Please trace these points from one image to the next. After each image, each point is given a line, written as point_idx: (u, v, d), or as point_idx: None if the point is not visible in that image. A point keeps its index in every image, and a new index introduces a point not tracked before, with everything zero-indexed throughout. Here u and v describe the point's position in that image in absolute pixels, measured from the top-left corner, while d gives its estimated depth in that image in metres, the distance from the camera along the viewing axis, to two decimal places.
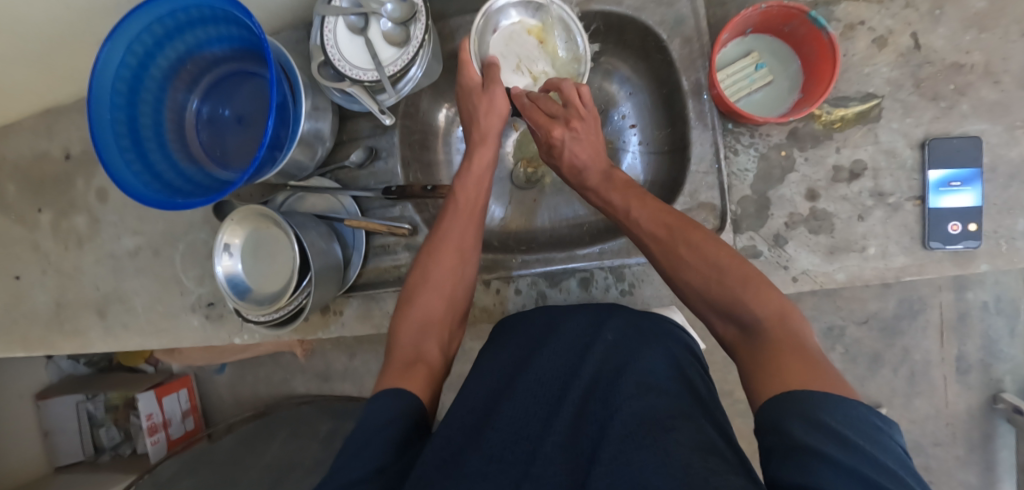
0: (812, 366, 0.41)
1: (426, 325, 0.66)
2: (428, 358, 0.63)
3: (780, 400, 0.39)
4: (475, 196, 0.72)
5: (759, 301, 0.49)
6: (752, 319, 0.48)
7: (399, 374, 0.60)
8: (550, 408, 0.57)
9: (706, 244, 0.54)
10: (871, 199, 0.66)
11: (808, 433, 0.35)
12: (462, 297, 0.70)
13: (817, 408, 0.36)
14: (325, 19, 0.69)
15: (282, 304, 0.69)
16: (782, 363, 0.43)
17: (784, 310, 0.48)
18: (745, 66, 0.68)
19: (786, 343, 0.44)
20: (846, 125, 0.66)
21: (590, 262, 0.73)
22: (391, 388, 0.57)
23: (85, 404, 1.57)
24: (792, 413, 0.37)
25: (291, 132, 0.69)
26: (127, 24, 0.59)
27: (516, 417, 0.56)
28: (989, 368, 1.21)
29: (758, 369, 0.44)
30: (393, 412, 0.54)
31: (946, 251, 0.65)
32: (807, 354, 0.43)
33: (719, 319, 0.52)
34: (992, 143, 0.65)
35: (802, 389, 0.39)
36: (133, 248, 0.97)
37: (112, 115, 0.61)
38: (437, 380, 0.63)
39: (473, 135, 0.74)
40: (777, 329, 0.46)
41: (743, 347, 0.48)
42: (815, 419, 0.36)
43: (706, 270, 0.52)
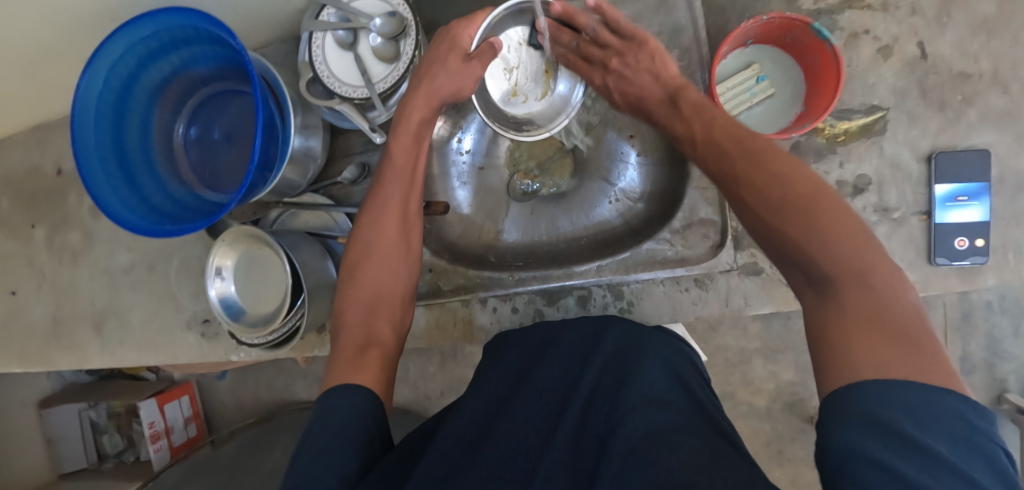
0: (892, 340, 0.34)
1: (374, 303, 0.66)
2: (381, 339, 0.64)
3: (842, 393, 0.33)
4: (413, 160, 0.68)
5: (840, 245, 0.39)
6: (826, 268, 0.39)
7: (352, 363, 0.59)
8: (552, 422, 0.56)
9: (781, 175, 0.44)
10: (875, 214, 0.64)
11: (869, 439, 0.29)
12: (410, 268, 0.70)
13: (882, 405, 0.30)
14: (312, 35, 0.67)
15: (275, 327, 0.68)
16: (861, 333, 0.35)
17: (870, 261, 0.39)
18: (745, 79, 0.66)
19: (865, 306, 0.37)
20: (850, 138, 0.64)
21: (587, 279, 0.72)
22: (346, 382, 0.56)
23: (87, 411, 1.55)
24: (853, 413, 0.31)
25: (280, 151, 0.67)
26: (110, 46, 0.57)
27: (515, 432, 0.55)
28: (993, 367, 1.20)
29: (827, 327, 0.38)
30: (346, 414, 0.52)
31: (952, 266, 0.63)
32: (899, 326, 0.35)
33: (787, 269, 0.44)
34: (1000, 155, 0.63)
35: (874, 377, 0.33)
36: (127, 264, 0.96)
37: (97, 140, 0.60)
38: (391, 356, 0.64)
39: (419, 89, 0.64)
40: (854, 282, 0.38)
41: (817, 295, 0.40)
42: (884, 420, 0.29)
43: (782, 198, 0.43)
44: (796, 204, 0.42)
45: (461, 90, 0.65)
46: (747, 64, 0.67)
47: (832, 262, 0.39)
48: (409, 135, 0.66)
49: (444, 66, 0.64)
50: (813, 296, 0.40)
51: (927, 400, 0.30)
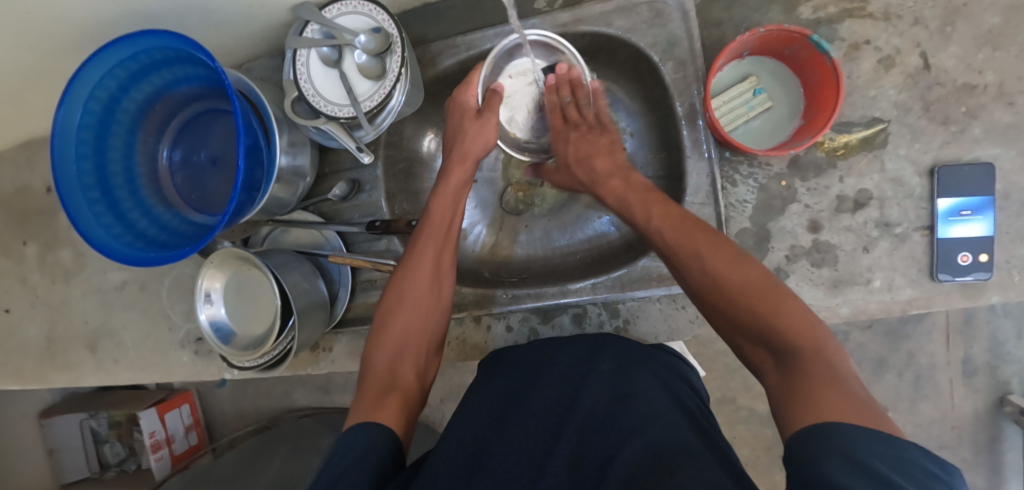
0: (849, 400, 0.38)
1: (401, 349, 0.65)
2: (404, 382, 0.62)
3: (811, 434, 0.36)
4: (450, 216, 0.70)
5: (794, 328, 0.44)
6: (786, 346, 0.44)
7: (372, 405, 0.57)
8: (546, 445, 0.54)
9: (728, 263, 0.50)
10: (876, 230, 0.63)
11: (841, 470, 0.30)
12: (439, 317, 0.68)
13: (850, 444, 0.33)
14: (297, 52, 0.65)
15: (266, 350, 0.67)
16: (819, 395, 0.39)
17: (820, 336, 0.44)
18: (742, 90, 0.64)
19: (824, 374, 0.40)
20: (850, 152, 0.63)
21: (582, 297, 0.70)
22: (365, 421, 0.54)
23: (89, 420, 1.54)
24: (827, 449, 0.33)
25: (267, 172, 0.66)
26: (88, 70, 0.56)
27: (509, 455, 0.53)
28: (996, 370, 1.18)
29: (791, 399, 0.41)
30: (360, 444, 0.51)
31: (955, 283, 0.62)
32: (855, 390, 0.39)
33: (753, 347, 0.48)
34: (1005, 170, 0.61)
35: (840, 423, 0.36)
36: (119, 283, 0.96)
37: (78, 167, 0.58)
38: (414, 406, 0.61)
39: (453, 156, 0.71)
40: (814, 354, 0.42)
41: (776, 372, 0.45)
42: (858, 459, 0.31)
43: (727, 287, 0.49)
44: (744, 289, 0.48)
45: (487, 145, 0.70)
46: (745, 76, 0.65)
47: (789, 338, 0.44)
48: (447, 196, 0.70)
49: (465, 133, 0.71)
50: (780, 374, 0.44)
51: (890, 447, 0.33)
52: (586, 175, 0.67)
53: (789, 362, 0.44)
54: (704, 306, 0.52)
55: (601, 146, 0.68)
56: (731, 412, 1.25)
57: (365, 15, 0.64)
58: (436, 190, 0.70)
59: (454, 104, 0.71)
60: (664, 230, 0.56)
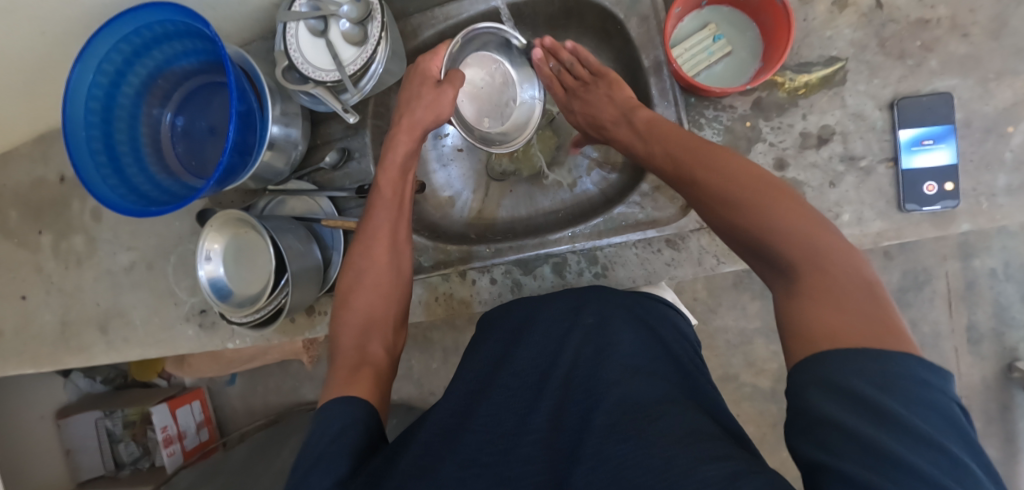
0: (851, 311, 0.38)
1: (368, 327, 0.68)
2: (373, 358, 0.64)
3: (816, 361, 0.37)
4: (400, 188, 0.73)
5: (792, 240, 0.44)
6: (783, 259, 0.45)
7: (345, 380, 0.60)
8: (528, 402, 0.56)
9: (726, 181, 0.50)
10: (842, 165, 0.64)
11: (829, 398, 0.34)
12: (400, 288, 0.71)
13: (848, 373, 0.34)
14: (285, 25, 0.70)
15: (261, 306, 0.71)
16: (817, 313, 0.40)
17: (827, 245, 0.43)
18: (700, 37, 0.67)
19: (822, 285, 0.41)
20: (811, 91, 0.65)
21: (562, 246, 0.73)
22: (341, 396, 0.56)
23: (104, 420, 1.57)
24: (817, 380, 0.35)
25: (259, 137, 0.71)
26: (95, 45, 0.61)
27: (491, 415, 0.55)
28: (1002, 336, 1.17)
29: (789, 307, 0.42)
30: (333, 428, 0.52)
31: (923, 212, 0.63)
32: (854, 302, 0.39)
33: (753, 256, 0.49)
34: (965, 99, 0.63)
35: (831, 350, 0.37)
36: (128, 264, 1.01)
37: (87, 134, 0.64)
38: (387, 374, 0.64)
39: (400, 126, 0.73)
40: (812, 267, 0.42)
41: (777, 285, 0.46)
42: (852, 388, 0.34)
43: (727, 202, 0.49)
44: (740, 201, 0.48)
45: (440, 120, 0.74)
46: (704, 26, 0.68)
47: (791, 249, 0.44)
48: (394, 168, 0.73)
49: (421, 100, 0.74)
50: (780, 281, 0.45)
51: (879, 362, 0.34)
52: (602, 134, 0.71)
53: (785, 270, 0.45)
54: (703, 214, 0.53)
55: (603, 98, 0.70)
56: (734, 388, 1.29)
57: None
58: (383, 163, 0.73)
59: (415, 70, 0.73)
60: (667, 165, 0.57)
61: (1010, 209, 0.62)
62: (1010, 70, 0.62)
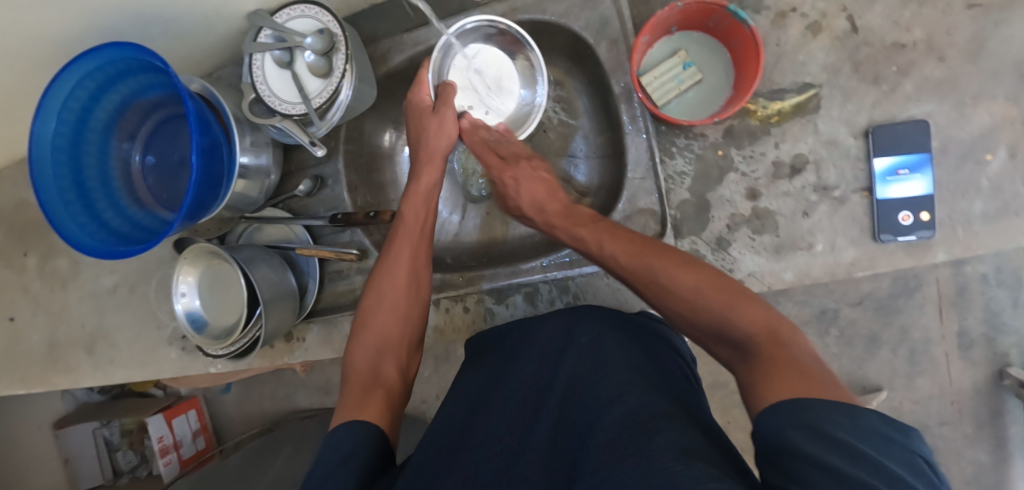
0: (810, 371, 0.39)
1: (383, 346, 0.66)
2: (386, 380, 0.62)
3: (785, 405, 0.36)
4: (423, 215, 0.72)
5: (743, 316, 0.47)
6: (739, 336, 0.46)
7: (357, 405, 0.57)
8: (528, 422, 0.55)
9: (682, 268, 0.53)
10: (815, 194, 0.63)
11: (807, 439, 0.33)
12: (417, 314, 0.70)
13: (823, 418, 0.34)
14: (252, 56, 0.69)
15: (235, 338, 0.71)
16: (776, 371, 0.40)
17: (772, 321, 0.46)
18: (671, 65, 0.66)
19: (777, 351, 0.42)
20: (784, 118, 0.64)
21: (533, 275, 0.73)
22: (351, 418, 0.55)
23: (101, 430, 1.58)
24: (795, 422, 0.35)
25: (228, 168, 0.69)
26: (59, 83, 0.60)
27: (494, 434, 0.54)
28: (993, 342, 1.14)
29: (752, 375, 0.42)
30: (348, 443, 0.51)
31: (898, 243, 0.61)
32: (805, 365, 0.40)
33: (714, 342, 0.49)
34: (941, 125, 0.61)
35: (797, 397, 0.37)
36: (111, 286, 1.01)
37: (54, 172, 0.63)
38: (399, 397, 0.62)
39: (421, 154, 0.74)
40: (765, 338, 0.44)
41: (736, 364, 0.46)
42: (820, 429, 0.33)
43: (682, 292, 0.52)
44: (689, 296, 0.51)
45: (451, 142, 0.73)
46: (675, 52, 0.67)
47: (741, 326, 0.46)
48: (418, 196, 0.72)
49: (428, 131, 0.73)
50: (740, 361, 0.45)
51: (851, 415, 0.34)
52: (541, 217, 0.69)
53: (743, 348, 0.45)
54: (658, 301, 0.55)
55: (541, 184, 0.70)
56: (723, 394, 1.28)
57: (311, 18, 0.68)
58: (410, 190, 0.73)
59: (410, 105, 0.74)
60: (619, 256, 0.59)
61: (987, 237, 0.60)
62: (987, 93, 0.60)
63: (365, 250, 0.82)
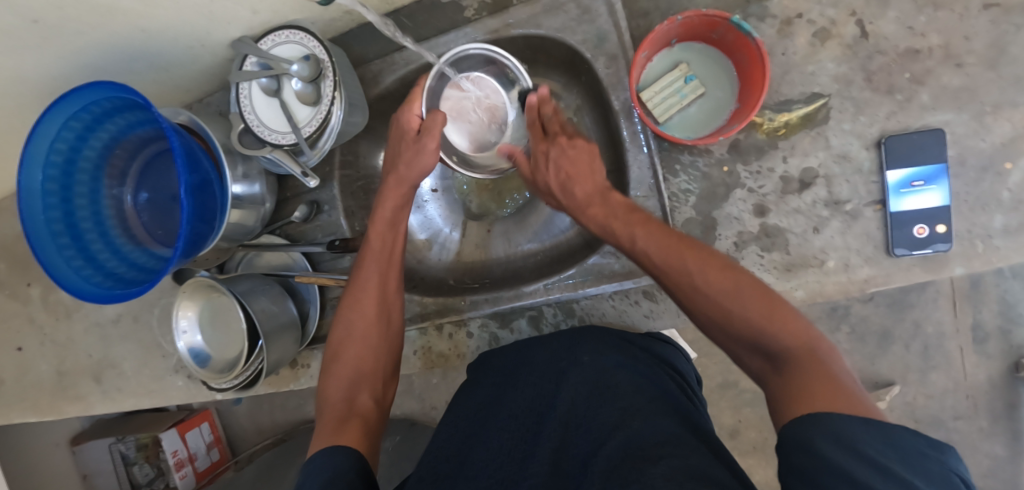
0: (844, 393, 0.36)
1: (357, 378, 0.62)
2: (361, 410, 0.59)
3: (808, 420, 0.35)
4: (391, 241, 0.68)
5: (784, 328, 0.43)
6: (779, 347, 0.43)
7: (333, 432, 0.54)
8: (526, 446, 0.54)
9: (719, 270, 0.47)
10: (826, 209, 0.61)
11: (839, 455, 0.31)
12: (388, 341, 0.66)
13: (851, 427, 0.33)
14: (239, 85, 0.67)
15: (238, 372, 0.70)
16: (810, 390, 0.38)
17: (814, 339, 0.42)
18: (672, 79, 0.64)
19: (822, 373, 0.39)
20: (792, 131, 0.61)
21: (536, 298, 0.71)
22: (328, 446, 0.51)
23: (117, 445, 1.57)
24: (823, 431, 0.33)
25: (220, 201, 0.68)
26: (44, 125, 0.59)
27: (487, 458, 0.53)
28: (1009, 334, 1.10)
29: (787, 395, 0.39)
30: (328, 470, 0.47)
31: (914, 257, 0.59)
32: (850, 392, 0.37)
33: (745, 350, 0.46)
34: (959, 134, 0.58)
35: (830, 412, 0.35)
36: (114, 316, 1.02)
37: (46, 217, 0.62)
38: (376, 427, 0.59)
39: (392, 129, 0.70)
40: (809, 357, 0.41)
41: (773, 378, 0.42)
42: (852, 443, 0.32)
43: (717, 294, 0.46)
44: (726, 298, 0.46)
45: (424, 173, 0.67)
46: (677, 64, 0.65)
47: (782, 338, 0.43)
48: (381, 222, 0.68)
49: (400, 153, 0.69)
50: (776, 375, 0.42)
51: (882, 431, 0.32)
52: (566, 200, 0.63)
53: (781, 363, 0.42)
54: (690, 301, 0.49)
55: (582, 162, 0.62)
56: (734, 394, 1.25)
57: (298, 43, 0.66)
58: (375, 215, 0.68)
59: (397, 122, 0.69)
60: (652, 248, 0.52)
61: (1008, 250, 0.58)
62: (1009, 101, 0.57)
63: None
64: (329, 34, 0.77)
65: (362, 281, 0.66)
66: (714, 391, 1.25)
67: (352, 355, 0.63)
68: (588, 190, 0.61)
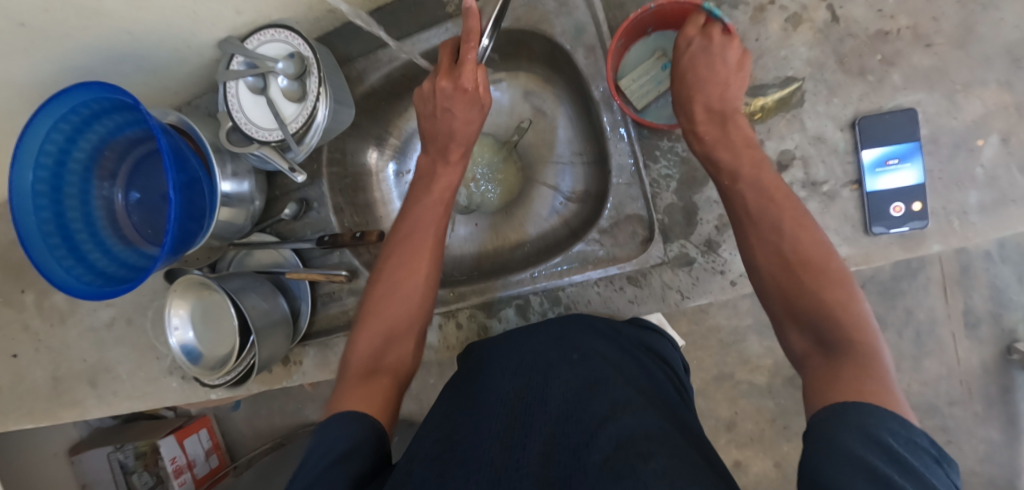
0: (880, 382, 0.38)
1: (389, 338, 0.62)
2: (387, 370, 0.59)
3: (840, 408, 0.37)
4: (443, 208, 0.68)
5: (846, 311, 0.44)
6: (831, 330, 0.44)
7: (358, 391, 0.55)
8: (517, 433, 0.50)
9: (807, 245, 0.48)
10: (804, 190, 0.62)
11: (864, 445, 0.32)
12: (427, 307, 0.65)
13: (872, 422, 0.34)
14: (226, 84, 0.69)
15: (230, 368, 0.71)
16: (849, 374, 0.40)
17: (868, 327, 0.44)
18: (646, 71, 0.66)
19: (863, 361, 0.40)
20: (767, 114, 0.62)
21: (523, 287, 0.72)
22: (349, 410, 0.51)
23: (116, 454, 1.55)
24: (845, 423, 0.35)
25: (208, 200, 0.68)
26: (33, 127, 0.61)
27: (487, 442, 0.49)
28: (1000, 318, 1.10)
29: (829, 371, 0.41)
30: (345, 441, 0.47)
31: (892, 235, 0.60)
32: (881, 379, 0.39)
33: (795, 322, 0.47)
34: (931, 113, 0.59)
35: (857, 402, 0.37)
36: (108, 320, 1.02)
37: (37, 218, 0.63)
38: (401, 392, 0.59)
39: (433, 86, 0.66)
40: (861, 345, 0.42)
41: (817, 355, 0.44)
42: (872, 438, 0.33)
43: (795, 261, 0.48)
44: (815, 267, 0.47)
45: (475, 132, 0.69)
46: (653, 53, 0.67)
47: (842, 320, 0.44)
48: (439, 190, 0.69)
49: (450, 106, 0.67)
50: (822, 358, 0.43)
51: (904, 427, 0.34)
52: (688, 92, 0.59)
53: (830, 346, 0.43)
54: (761, 259, 0.50)
55: (733, 66, 0.57)
56: (729, 387, 1.24)
57: (283, 41, 0.67)
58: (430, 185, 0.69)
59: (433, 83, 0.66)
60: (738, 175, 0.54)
61: (983, 227, 0.59)
62: (977, 80, 0.58)
63: (355, 270, 0.82)
64: (315, 33, 0.78)
65: (408, 245, 0.65)
66: (710, 383, 1.25)
67: (390, 312, 0.63)
68: (706, 106, 0.58)
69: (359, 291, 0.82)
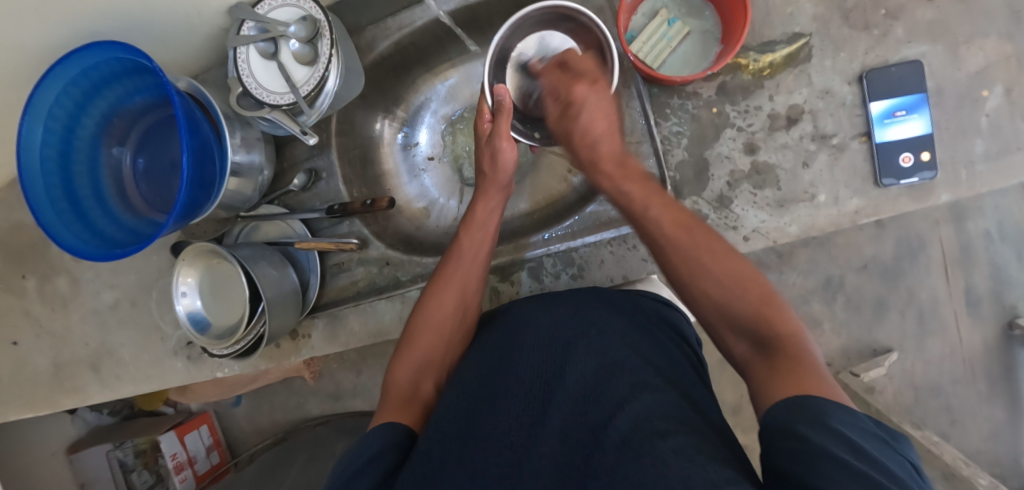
0: (813, 379, 0.36)
1: (426, 365, 0.61)
2: (424, 396, 0.57)
3: (784, 404, 0.34)
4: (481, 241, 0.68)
5: (777, 319, 0.42)
6: (769, 334, 0.42)
7: (395, 412, 0.54)
8: (535, 410, 0.45)
9: (724, 258, 0.47)
10: (813, 143, 0.63)
11: (818, 433, 0.30)
12: (461, 340, 0.65)
13: (821, 413, 0.31)
14: (236, 50, 0.69)
15: (241, 335, 0.70)
16: (784, 377, 0.37)
17: (787, 330, 0.41)
18: (657, 31, 0.66)
19: (799, 362, 0.38)
20: (776, 71, 0.63)
21: (536, 250, 0.73)
22: (384, 423, 0.51)
23: (114, 452, 1.51)
24: (801, 417, 0.32)
25: (218, 167, 0.68)
26: (42, 91, 0.60)
27: (500, 422, 0.44)
28: (1001, 295, 1.10)
29: (761, 382, 0.39)
30: (369, 451, 0.46)
31: (901, 186, 0.61)
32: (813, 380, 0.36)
33: (730, 332, 0.45)
34: (935, 66, 0.61)
35: (806, 396, 0.34)
36: (112, 302, 1.01)
37: (44, 182, 0.62)
38: None
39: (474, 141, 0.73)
40: (795, 348, 0.40)
41: (754, 364, 0.41)
42: (825, 423, 0.31)
43: (725, 279, 0.46)
44: (738, 277, 0.46)
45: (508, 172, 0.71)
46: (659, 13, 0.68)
47: (767, 325, 0.42)
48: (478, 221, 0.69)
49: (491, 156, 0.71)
50: (758, 362, 0.41)
51: (851, 414, 0.32)
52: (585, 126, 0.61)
53: (767, 350, 0.41)
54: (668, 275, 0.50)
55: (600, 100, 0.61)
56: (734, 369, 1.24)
57: (294, 6, 0.68)
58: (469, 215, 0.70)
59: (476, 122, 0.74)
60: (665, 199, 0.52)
61: (989, 176, 0.60)
62: (979, 33, 0.60)
63: (365, 239, 0.81)
64: None
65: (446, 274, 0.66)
66: (714, 367, 1.24)
67: (427, 342, 0.62)
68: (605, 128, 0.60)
69: (370, 260, 0.82)
